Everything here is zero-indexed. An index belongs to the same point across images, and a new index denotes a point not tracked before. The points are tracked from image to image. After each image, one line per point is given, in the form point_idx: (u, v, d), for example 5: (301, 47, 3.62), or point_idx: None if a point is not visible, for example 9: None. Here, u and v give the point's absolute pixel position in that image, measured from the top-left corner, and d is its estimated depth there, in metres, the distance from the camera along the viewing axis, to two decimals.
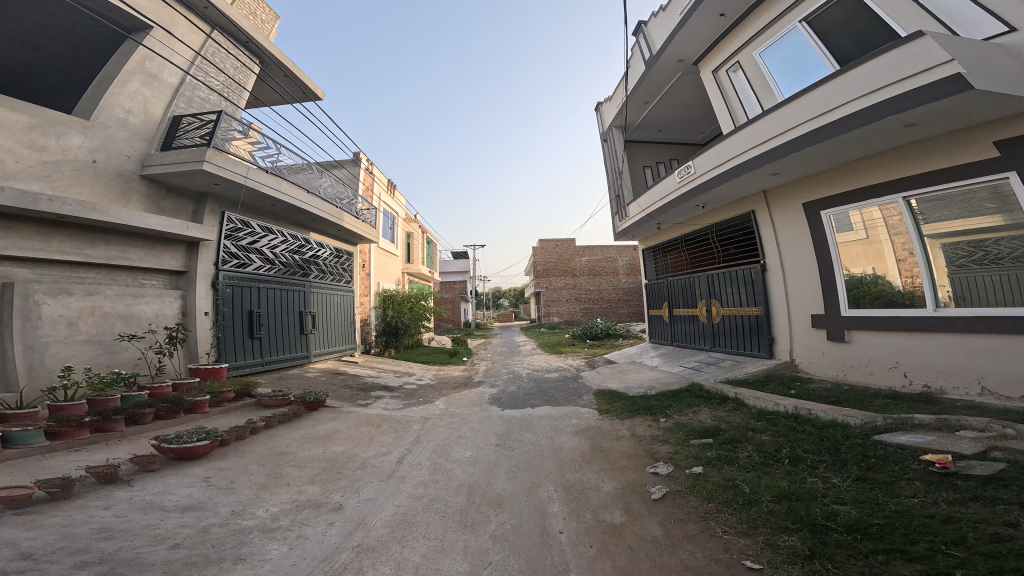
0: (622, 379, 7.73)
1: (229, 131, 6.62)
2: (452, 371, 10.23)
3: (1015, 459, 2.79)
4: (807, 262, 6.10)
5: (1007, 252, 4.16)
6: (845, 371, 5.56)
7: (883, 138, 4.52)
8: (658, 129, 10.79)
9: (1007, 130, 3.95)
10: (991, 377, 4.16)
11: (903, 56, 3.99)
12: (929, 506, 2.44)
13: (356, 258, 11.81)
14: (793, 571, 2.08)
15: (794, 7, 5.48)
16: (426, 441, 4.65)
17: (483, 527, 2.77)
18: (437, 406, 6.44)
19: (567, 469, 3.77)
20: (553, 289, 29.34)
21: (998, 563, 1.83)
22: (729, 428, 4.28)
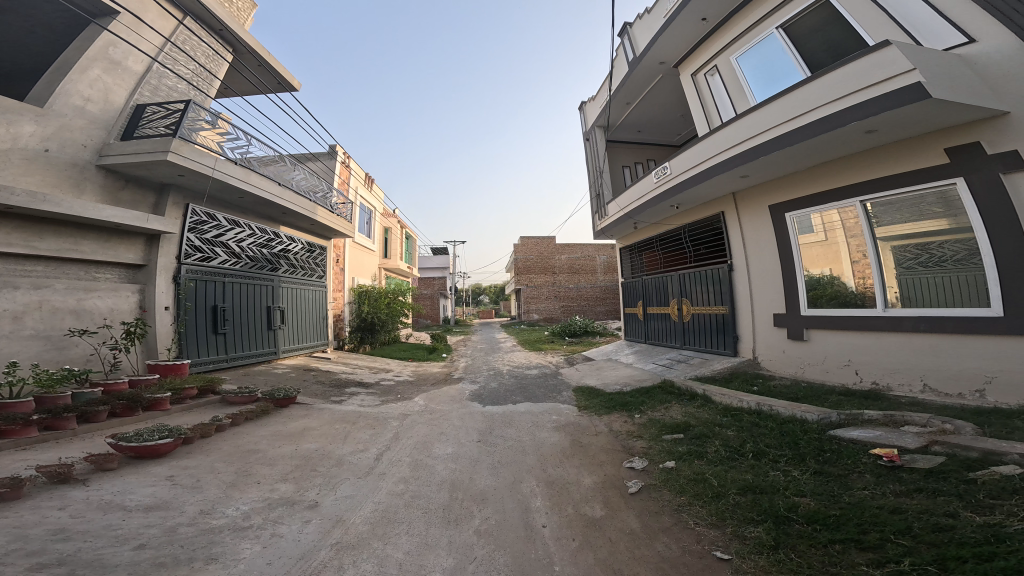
0: (599, 376, 7.86)
1: (197, 121, 6.33)
2: (430, 368, 10.13)
3: (955, 453, 2.99)
4: (770, 263, 6.34)
5: (950, 255, 4.43)
6: (802, 369, 5.81)
7: (849, 142, 4.70)
8: (638, 129, 10.97)
9: (956, 139, 4.19)
10: (932, 376, 4.43)
11: (871, 64, 4.16)
12: (878, 497, 2.58)
13: (330, 253, 11.53)
14: (760, 561, 2.17)
15: (772, 14, 5.66)
16: (405, 437, 4.61)
17: (466, 523, 2.77)
18: (416, 402, 6.38)
19: (547, 464, 3.80)
20: (533, 287, 29.48)
21: (942, 551, 1.96)
22: (698, 424, 4.42)
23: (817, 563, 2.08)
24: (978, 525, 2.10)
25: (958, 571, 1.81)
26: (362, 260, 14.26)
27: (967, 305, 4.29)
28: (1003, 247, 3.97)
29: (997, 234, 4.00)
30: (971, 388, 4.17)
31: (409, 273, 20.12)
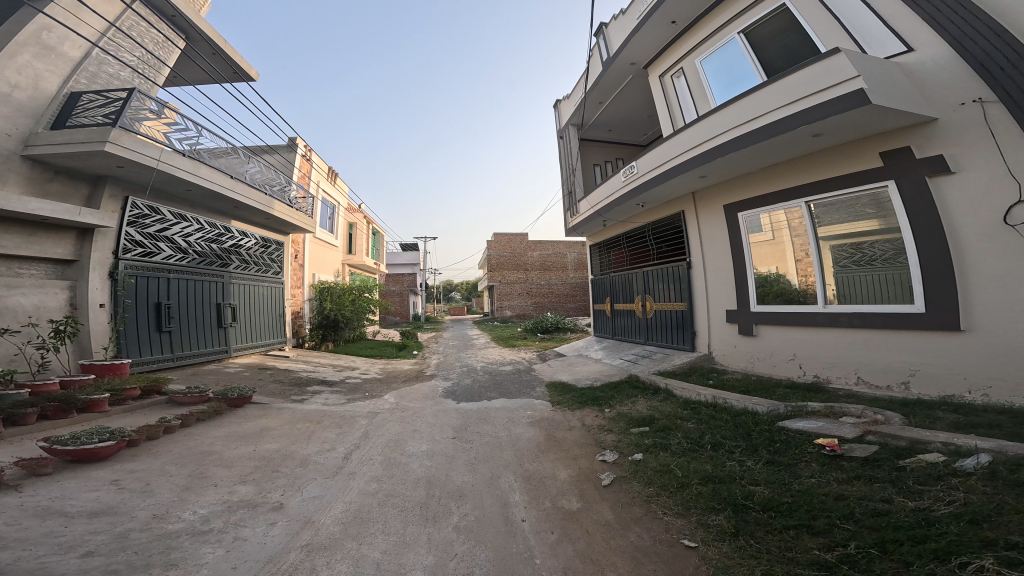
0: (571, 372, 7.97)
1: (141, 110, 5.92)
2: (400, 365, 9.93)
3: (886, 442, 3.23)
4: (723, 262, 6.63)
5: (880, 254, 4.78)
6: (752, 363, 6.13)
7: (798, 145, 4.98)
8: (608, 129, 11.20)
9: (888, 144, 4.52)
10: (865, 369, 4.79)
11: (820, 71, 4.42)
12: (823, 485, 2.76)
13: (288, 249, 11.08)
14: (724, 548, 2.27)
15: (735, 20, 5.91)
16: (375, 435, 4.50)
17: (444, 520, 2.73)
18: (385, 400, 6.24)
19: (523, 459, 3.82)
20: (505, 283, 29.55)
21: (881, 535, 2.11)
22: (662, 417, 4.58)
23: (774, 548, 2.20)
24: (910, 510, 2.28)
25: (895, 553, 1.97)
26: (324, 256, 13.77)
27: (894, 301, 4.65)
28: (925, 247, 4.29)
29: (921, 234, 4.32)
30: (897, 380, 4.53)
31: (375, 269, 19.63)
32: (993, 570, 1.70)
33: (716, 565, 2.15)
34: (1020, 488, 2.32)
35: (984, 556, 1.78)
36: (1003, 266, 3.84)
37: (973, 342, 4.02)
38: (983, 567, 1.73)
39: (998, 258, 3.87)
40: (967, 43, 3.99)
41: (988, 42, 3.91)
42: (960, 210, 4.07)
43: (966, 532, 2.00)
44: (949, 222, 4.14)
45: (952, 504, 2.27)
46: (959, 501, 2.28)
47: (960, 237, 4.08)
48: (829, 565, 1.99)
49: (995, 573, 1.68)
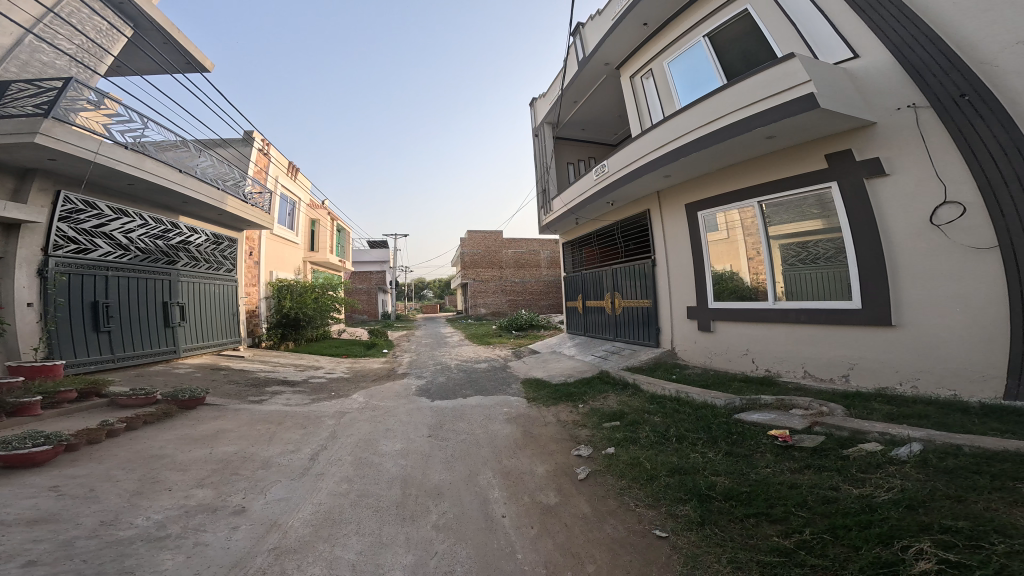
0: (545, 368, 8.04)
1: (77, 100, 5.50)
2: (370, 364, 9.69)
3: (831, 433, 3.45)
4: (684, 261, 6.88)
5: (823, 253, 5.09)
6: (710, 358, 6.39)
7: (753, 146, 5.21)
8: (582, 128, 11.35)
9: (833, 146, 4.80)
10: (811, 363, 5.09)
11: (776, 74, 4.60)
12: (777, 474, 2.91)
13: (242, 246, 10.56)
14: (692, 537, 2.36)
15: (701, 23, 6.11)
16: (344, 435, 4.37)
17: (423, 518, 2.70)
18: (354, 399, 6.07)
19: (502, 455, 3.82)
20: (480, 280, 29.42)
21: (832, 521, 2.26)
22: (631, 411, 4.70)
23: (738, 536, 2.31)
24: (856, 497, 2.45)
25: (846, 538, 2.10)
26: (283, 253, 13.22)
27: (834, 298, 4.97)
28: (863, 247, 4.60)
29: (859, 234, 4.63)
30: (838, 373, 4.85)
31: (341, 267, 19.07)
32: (929, 553, 1.85)
33: (686, 554, 2.23)
34: (949, 475, 2.54)
35: (922, 540, 1.94)
36: (928, 264, 4.17)
37: (902, 335, 4.34)
38: (922, 550, 1.89)
39: (925, 256, 4.19)
40: (905, 48, 4.26)
41: (923, 48, 4.18)
42: (893, 210, 4.38)
43: (905, 516, 2.17)
44: (883, 222, 4.46)
45: (890, 491, 2.46)
46: (897, 488, 2.47)
47: (892, 236, 4.40)
48: (788, 551, 2.10)
49: (932, 556, 1.83)
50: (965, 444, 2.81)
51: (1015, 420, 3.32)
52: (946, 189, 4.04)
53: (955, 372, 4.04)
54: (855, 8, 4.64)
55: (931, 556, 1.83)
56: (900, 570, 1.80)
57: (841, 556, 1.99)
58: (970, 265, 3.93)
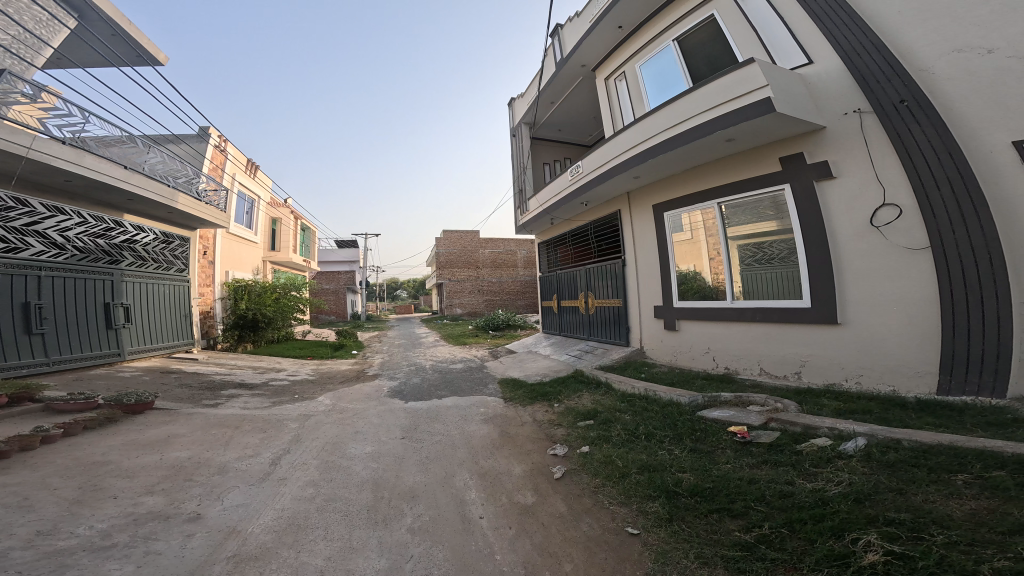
0: (522, 368, 8.05)
1: (8, 91, 5.13)
2: (338, 366, 9.41)
3: (785, 429, 3.63)
4: (651, 261, 7.06)
5: (777, 253, 5.33)
6: (676, 357, 6.59)
7: (716, 148, 5.41)
8: (558, 129, 11.45)
9: (787, 150, 5.05)
10: (767, 360, 5.33)
11: (738, 78, 4.76)
12: (738, 470, 3.03)
13: (195, 245, 10.01)
14: (662, 533, 2.42)
15: (671, 28, 6.29)
16: (309, 439, 4.23)
17: (397, 522, 2.64)
18: (321, 402, 5.88)
19: (478, 456, 3.79)
20: (456, 280, 29.19)
21: (788, 515, 2.36)
22: (604, 410, 4.78)
23: (704, 531, 2.38)
24: (809, 491, 2.57)
25: (803, 532, 2.21)
26: (240, 252, 12.65)
27: (788, 297, 5.22)
28: (813, 249, 4.86)
29: (810, 237, 4.88)
30: (791, 370, 5.10)
31: (305, 267, 18.43)
32: (877, 544, 1.97)
33: (656, 550, 2.28)
34: (892, 468, 2.73)
35: (870, 532, 2.07)
36: (870, 265, 4.45)
37: (848, 332, 4.62)
38: (870, 542, 2.01)
39: (867, 256, 4.47)
40: (854, 56, 4.52)
41: (870, 55, 4.45)
42: (841, 213, 4.64)
43: (853, 509, 2.30)
44: (832, 225, 4.72)
45: (840, 484, 2.60)
46: (845, 482, 2.61)
47: (840, 239, 4.66)
48: (749, 545, 2.18)
49: (879, 547, 1.95)
50: (904, 437, 3.01)
51: (946, 414, 3.59)
52: (885, 193, 4.32)
53: (893, 368, 4.33)
54: (811, 16, 4.89)
55: (878, 548, 1.95)
56: (851, 562, 1.91)
57: (798, 550, 2.09)
58: (907, 265, 4.21)
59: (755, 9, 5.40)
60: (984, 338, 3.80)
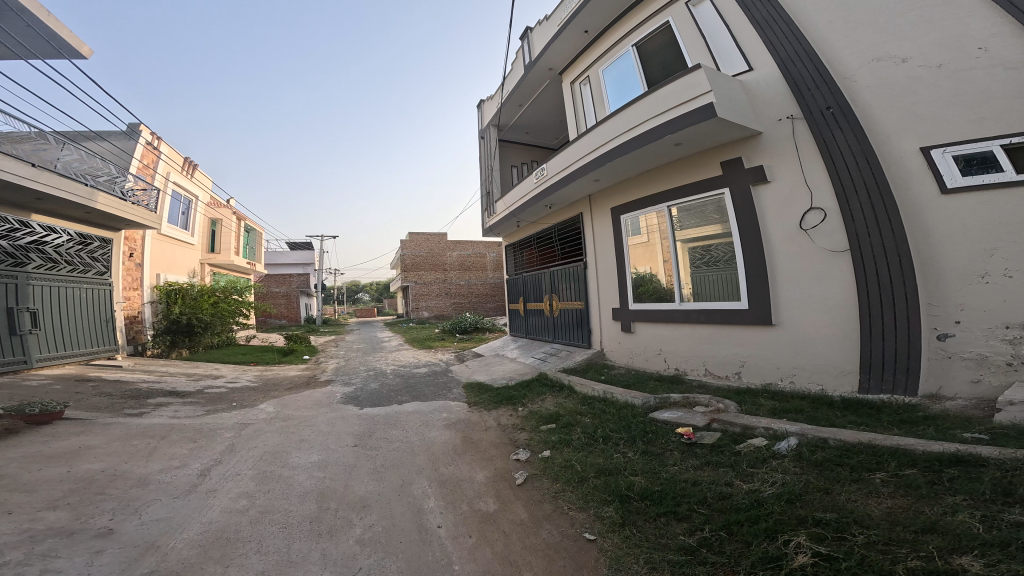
0: (487, 372, 8.02)
1: None
2: (286, 372, 8.91)
3: (726, 429, 3.82)
4: (609, 265, 7.27)
5: (722, 256, 5.57)
6: (632, 358, 6.81)
7: (666, 152, 5.65)
8: (527, 131, 11.56)
9: (728, 154, 5.36)
10: (711, 362, 5.62)
11: (686, 83, 4.97)
12: (684, 471, 3.14)
13: (118, 246, 9.14)
14: (617, 538, 2.46)
15: (631, 34, 6.53)
16: (246, 448, 3.96)
17: (344, 533, 2.51)
18: (264, 410, 5.53)
19: (438, 463, 3.70)
20: (422, 283, 28.72)
21: (727, 517, 2.48)
22: (565, 413, 4.84)
23: (654, 535, 2.45)
24: (746, 491, 2.71)
25: (739, 534, 2.32)
26: (173, 254, 11.67)
27: (730, 298, 5.49)
28: (751, 255, 5.17)
29: (749, 243, 5.18)
30: (732, 371, 5.40)
31: (247, 270, 17.39)
32: (806, 546, 2.10)
33: (611, 556, 2.32)
34: (819, 468, 2.93)
35: (800, 533, 2.20)
36: (802, 267, 4.79)
37: (782, 334, 4.95)
38: (800, 543, 2.14)
39: (799, 262, 4.81)
40: (789, 67, 4.89)
41: (804, 65, 4.81)
42: (776, 219, 4.97)
43: (785, 510, 2.45)
44: (768, 230, 5.04)
45: (774, 485, 2.76)
46: (778, 482, 2.78)
47: (775, 245, 5.00)
48: (692, 548, 2.27)
49: (808, 549, 2.08)
50: (831, 436, 3.25)
51: (868, 413, 3.91)
52: (814, 199, 4.69)
53: (821, 369, 4.67)
54: (753, 26, 5.22)
55: (806, 549, 2.09)
56: (782, 564, 2.03)
57: (736, 552, 2.20)
58: (832, 267, 4.57)
59: (706, 18, 5.69)
60: (897, 338, 4.17)
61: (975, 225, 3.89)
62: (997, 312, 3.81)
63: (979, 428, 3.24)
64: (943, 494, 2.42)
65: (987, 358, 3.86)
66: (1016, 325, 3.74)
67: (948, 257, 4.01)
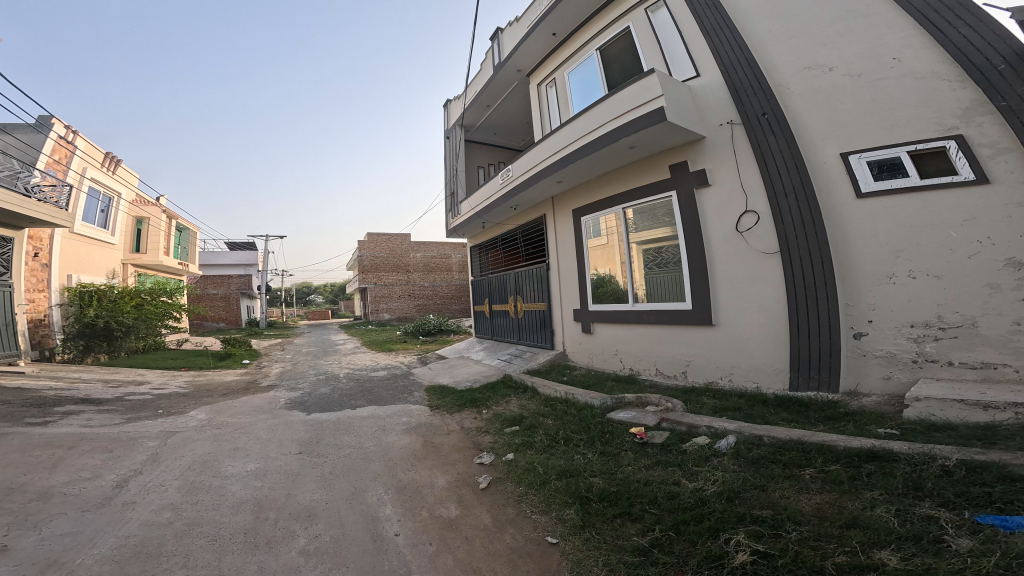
0: (451, 374, 7.88)
1: None
2: (225, 377, 8.27)
3: (673, 428, 3.97)
4: (570, 266, 7.40)
5: (671, 258, 5.80)
6: (592, 359, 6.97)
7: (621, 155, 5.85)
8: (494, 133, 11.56)
9: (678, 157, 5.61)
10: (662, 362, 5.85)
11: (640, 87, 5.17)
12: (637, 471, 3.22)
13: (21, 244, 8.17)
14: (578, 541, 2.46)
15: (596, 39, 6.72)
16: (173, 457, 3.63)
17: (286, 544, 2.36)
18: (196, 417, 5.11)
19: (396, 469, 3.55)
20: (382, 284, 27.91)
21: (675, 517, 2.56)
22: (529, 415, 4.82)
23: (611, 537, 2.48)
24: (691, 491, 2.81)
25: (686, 533, 2.41)
26: (89, 255, 10.60)
27: (676, 300, 5.73)
28: (695, 260, 5.43)
29: (693, 248, 5.44)
30: (679, 370, 5.65)
31: (179, 271, 16.13)
32: (745, 544, 2.21)
33: (572, 559, 2.32)
34: (755, 465, 3.11)
35: (739, 532, 2.31)
36: (740, 269, 5.09)
37: (722, 335, 5.23)
38: (739, 542, 2.25)
39: (737, 266, 5.11)
40: (732, 76, 5.19)
41: (746, 74, 5.12)
42: (717, 224, 5.26)
43: (725, 508, 2.57)
44: (710, 235, 5.33)
45: (715, 483, 2.89)
46: (719, 480, 2.91)
47: (716, 250, 5.28)
48: (645, 549, 2.32)
49: (747, 547, 2.19)
50: (765, 434, 3.45)
51: (798, 410, 4.22)
52: (750, 204, 5.00)
53: (756, 368, 4.98)
54: (702, 33, 5.48)
55: (745, 547, 2.19)
56: (724, 563, 2.12)
57: (683, 552, 2.27)
58: (766, 270, 4.89)
59: (663, 26, 5.94)
60: (821, 337, 4.52)
61: (885, 230, 4.28)
62: (903, 312, 4.21)
63: (890, 424, 3.58)
64: (862, 489, 2.64)
65: (896, 356, 4.25)
66: (919, 324, 4.15)
67: (862, 260, 4.40)
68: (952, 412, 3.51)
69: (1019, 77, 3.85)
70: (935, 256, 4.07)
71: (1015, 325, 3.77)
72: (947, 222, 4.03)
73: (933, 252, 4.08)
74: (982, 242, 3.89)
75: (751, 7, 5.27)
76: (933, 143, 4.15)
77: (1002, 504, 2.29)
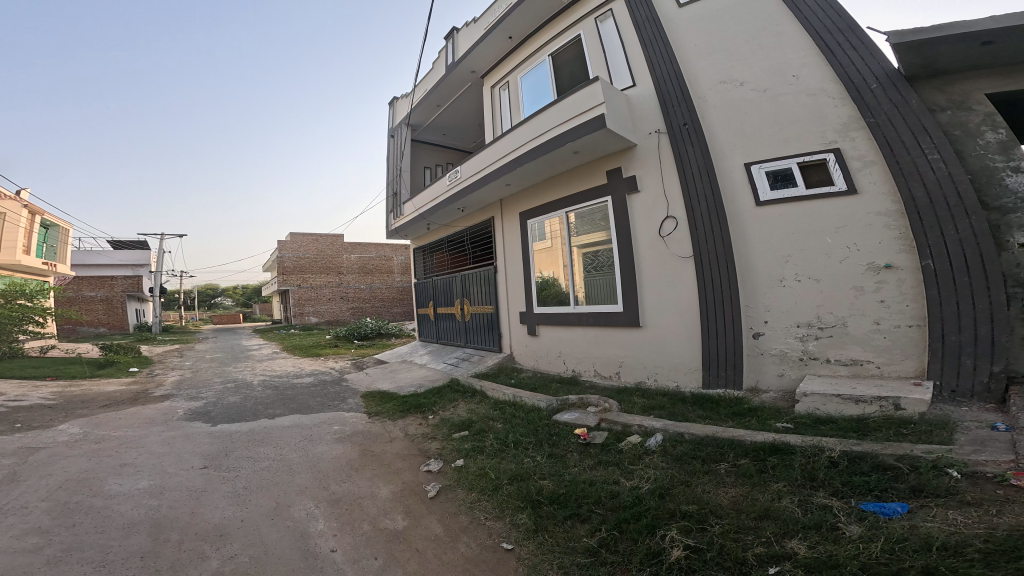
0: (392, 379, 7.50)
1: None
2: (108, 387, 7.17)
3: (611, 428, 4.06)
4: (517, 269, 7.42)
5: (606, 260, 6.01)
6: (537, 361, 7.03)
7: (566, 160, 6.02)
8: (443, 133, 11.38)
9: (616, 164, 5.87)
10: (599, 364, 6.02)
11: (584, 94, 5.36)
12: (581, 472, 3.23)
13: None
14: (533, 546, 2.40)
15: (548, 46, 6.89)
16: (39, 476, 3.04)
17: (193, 569, 2.05)
18: (70, 430, 4.35)
19: (330, 482, 3.25)
20: (309, 288, 26.19)
21: (618, 516, 2.58)
22: (479, 419, 4.69)
23: (563, 540, 2.44)
24: (630, 490, 2.86)
25: (628, 532, 2.43)
26: None
27: (608, 304, 5.95)
28: (625, 264, 5.70)
29: (624, 253, 5.70)
30: (614, 370, 5.85)
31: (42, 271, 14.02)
32: (677, 540, 2.28)
33: (527, 565, 2.25)
34: (679, 462, 3.25)
35: (672, 528, 2.38)
36: (661, 273, 5.41)
37: (649, 337, 5.49)
38: (673, 538, 2.31)
39: (658, 270, 5.43)
40: (665, 89, 5.55)
41: (676, 88, 5.50)
42: (644, 229, 5.56)
43: (658, 505, 2.64)
44: (637, 240, 5.63)
45: (648, 481, 2.97)
46: (651, 478, 3.01)
47: (642, 255, 5.58)
48: (594, 550, 2.31)
49: (680, 542, 2.26)
50: (686, 432, 3.63)
51: (710, 406, 4.52)
52: (671, 211, 5.34)
53: (676, 368, 5.27)
54: (642, 45, 5.81)
55: (678, 542, 2.26)
56: (661, 560, 2.16)
57: (627, 550, 2.29)
58: (683, 274, 5.23)
59: (608, 37, 6.22)
60: (728, 337, 4.91)
61: (778, 237, 4.78)
62: (793, 312, 4.70)
63: (786, 418, 3.94)
64: (771, 481, 2.85)
65: (787, 353, 4.73)
66: (804, 324, 4.65)
67: (758, 264, 4.88)
68: (831, 406, 3.93)
69: (888, 97, 4.49)
70: (815, 260, 4.60)
71: (875, 324, 4.33)
72: (821, 229, 4.58)
73: (813, 257, 4.61)
74: (850, 248, 4.45)
75: (682, 23, 5.70)
76: (816, 156, 4.70)
77: (879, 492, 2.59)
